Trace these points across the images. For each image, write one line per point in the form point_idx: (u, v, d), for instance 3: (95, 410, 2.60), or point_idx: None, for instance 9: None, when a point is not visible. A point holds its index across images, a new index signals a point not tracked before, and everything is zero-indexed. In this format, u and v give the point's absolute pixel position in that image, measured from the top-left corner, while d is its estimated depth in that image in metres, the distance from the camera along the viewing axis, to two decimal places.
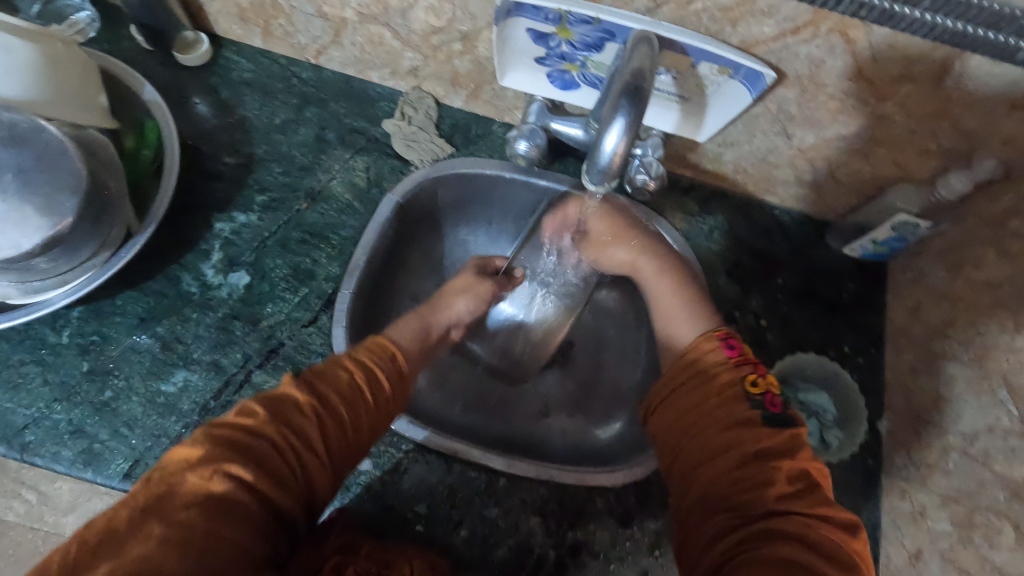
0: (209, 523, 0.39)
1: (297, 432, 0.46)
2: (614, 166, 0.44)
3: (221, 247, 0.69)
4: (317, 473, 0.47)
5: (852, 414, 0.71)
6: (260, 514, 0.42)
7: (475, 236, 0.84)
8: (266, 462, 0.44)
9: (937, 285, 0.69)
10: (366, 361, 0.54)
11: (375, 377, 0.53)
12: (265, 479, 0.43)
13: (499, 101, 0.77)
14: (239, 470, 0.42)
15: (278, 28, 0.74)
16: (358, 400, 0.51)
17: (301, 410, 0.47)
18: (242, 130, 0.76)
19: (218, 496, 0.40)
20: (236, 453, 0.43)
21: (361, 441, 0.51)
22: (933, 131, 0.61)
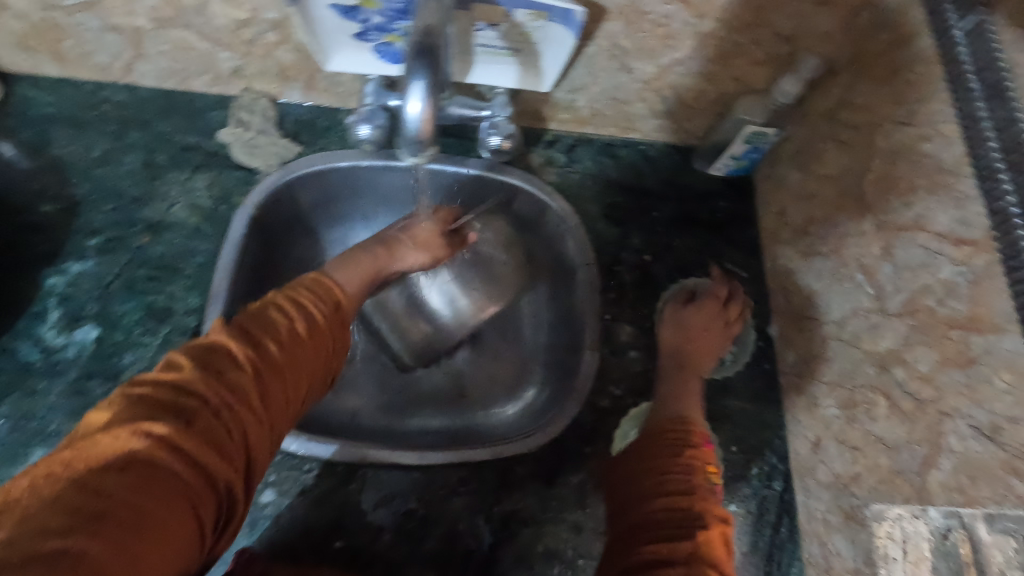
0: (131, 493, 0.33)
1: (231, 385, 0.40)
2: (427, 135, 0.41)
3: (58, 303, 0.62)
4: (256, 429, 0.40)
5: (738, 324, 0.74)
6: (192, 477, 0.36)
7: (350, 233, 0.80)
8: (199, 422, 0.37)
9: (794, 187, 0.72)
10: (305, 301, 0.47)
11: (316, 321, 0.47)
12: (196, 438, 0.37)
13: (337, 87, 0.73)
14: (166, 428, 0.36)
15: (70, 51, 0.67)
16: (299, 346, 0.44)
17: (236, 362, 0.41)
18: (57, 172, 0.68)
19: (142, 459, 0.34)
20: (160, 411, 0.37)
21: (300, 394, 0.44)
22: (755, 39, 0.63)
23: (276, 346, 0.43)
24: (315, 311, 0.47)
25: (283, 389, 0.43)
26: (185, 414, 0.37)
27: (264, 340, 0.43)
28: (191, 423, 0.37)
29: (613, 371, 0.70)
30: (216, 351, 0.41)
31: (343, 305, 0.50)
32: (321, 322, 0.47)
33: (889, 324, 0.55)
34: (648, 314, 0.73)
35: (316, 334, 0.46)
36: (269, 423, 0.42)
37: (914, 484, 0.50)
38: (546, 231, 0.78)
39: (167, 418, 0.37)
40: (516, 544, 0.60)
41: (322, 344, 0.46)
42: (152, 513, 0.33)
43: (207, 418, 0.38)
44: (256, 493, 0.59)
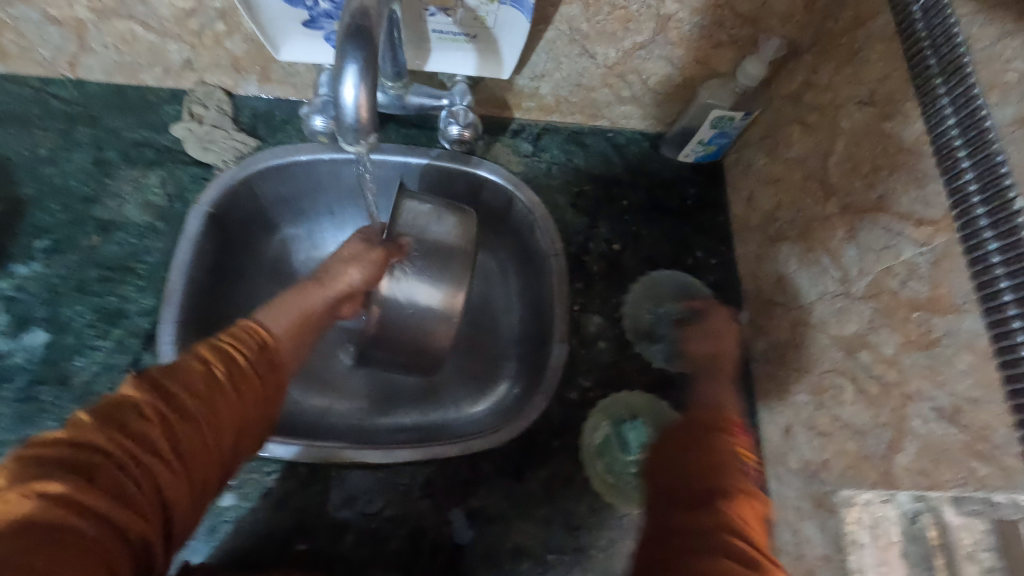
0: (31, 559, 0.28)
1: (138, 436, 0.35)
2: (365, 121, 0.39)
3: (5, 307, 0.60)
4: (175, 484, 0.36)
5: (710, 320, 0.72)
6: (108, 537, 0.31)
7: (315, 228, 0.78)
8: (106, 478, 0.33)
9: (763, 171, 0.71)
10: (230, 348, 0.43)
11: (245, 369, 0.42)
12: (105, 495, 0.32)
13: (293, 78, 0.71)
14: (64, 487, 0.31)
15: (11, 46, 0.64)
16: (220, 393, 0.40)
17: (144, 413, 0.36)
18: (1, 171, 0.66)
19: (40, 522, 0.30)
20: (59, 469, 0.32)
21: (224, 447, 0.40)
22: (717, 20, 0.61)
23: (192, 399, 0.38)
24: (244, 359, 0.43)
25: (202, 441, 0.38)
26: (86, 472, 0.33)
27: (179, 391, 0.38)
28: (95, 480, 0.33)
29: (583, 363, 0.68)
30: (122, 404, 0.36)
31: (275, 351, 0.46)
32: (249, 369, 0.43)
33: (854, 308, 0.54)
34: (618, 304, 0.72)
35: (242, 382, 0.42)
36: (191, 478, 0.37)
37: (880, 470, 0.50)
38: (514, 221, 0.76)
39: (66, 475, 0.32)
40: (484, 542, 0.59)
41: (247, 392, 0.42)
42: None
43: (115, 475, 0.33)
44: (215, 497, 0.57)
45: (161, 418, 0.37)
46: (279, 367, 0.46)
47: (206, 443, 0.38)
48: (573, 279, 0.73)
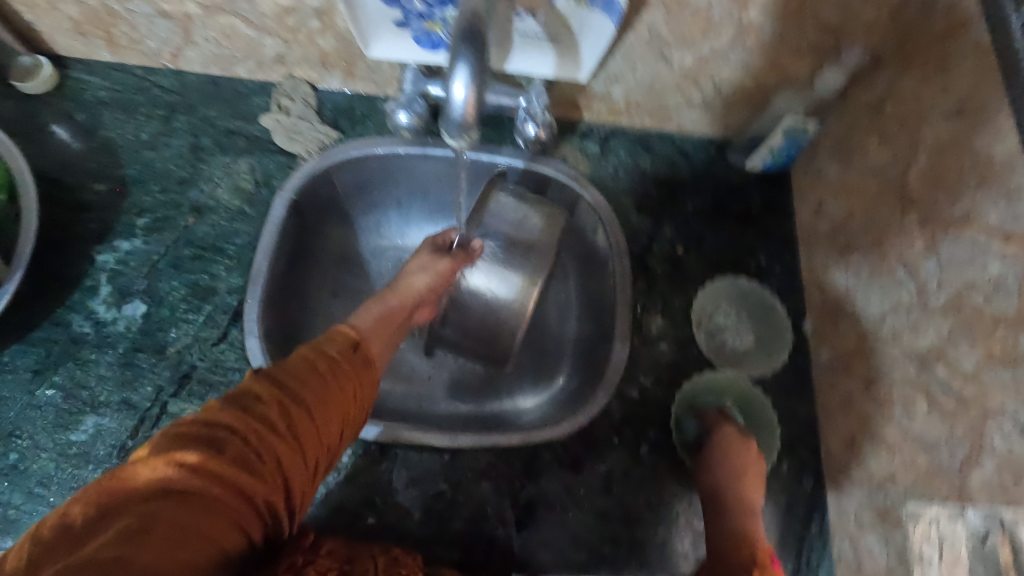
0: (178, 513, 0.34)
1: (257, 417, 0.40)
2: (470, 118, 0.41)
3: (109, 279, 0.65)
4: (290, 459, 0.41)
5: (777, 342, 0.72)
6: (234, 501, 0.36)
7: (383, 220, 0.81)
8: (229, 453, 0.38)
9: (833, 181, 0.71)
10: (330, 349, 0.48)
11: (343, 367, 0.47)
12: (233, 463, 0.38)
13: (376, 75, 0.74)
14: (197, 459, 0.36)
15: (122, 37, 0.69)
16: (324, 386, 0.44)
17: (261, 398, 0.42)
18: (108, 153, 0.71)
19: (180, 487, 0.35)
20: (193, 441, 0.37)
21: (331, 434, 0.44)
22: (800, 27, 0.62)
23: (302, 389, 0.43)
24: (341, 358, 0.47)
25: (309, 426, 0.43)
26: (212, 446, 0.38)
27: (290, 383, 0.43)
28: (222, 451, 0.38)
29: (643, 362, 0.69)
30: (242, 393, 0.42)
31: (366, 349, 0.50)
32: (347, 365, 0.47)
33: (930, 321, 0.54)
34: (680, 306, 0.73)
35: (338, 377, 0.46)
36: (304, 455, 0.42)
37: (953, 483, 0.49)
38: (578, 221, 0.78)
39: (198, 447, 0.37)
40: (542, 529, 0.61)
41: (348, 385, 0.46)
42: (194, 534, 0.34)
43: (235, 449, 0.38)
44: None
45: (275, 403, 0.42)
46: (371, 364, 0.50)
47: (315, 427, 0.43)
48: (635, 279, 0.74)
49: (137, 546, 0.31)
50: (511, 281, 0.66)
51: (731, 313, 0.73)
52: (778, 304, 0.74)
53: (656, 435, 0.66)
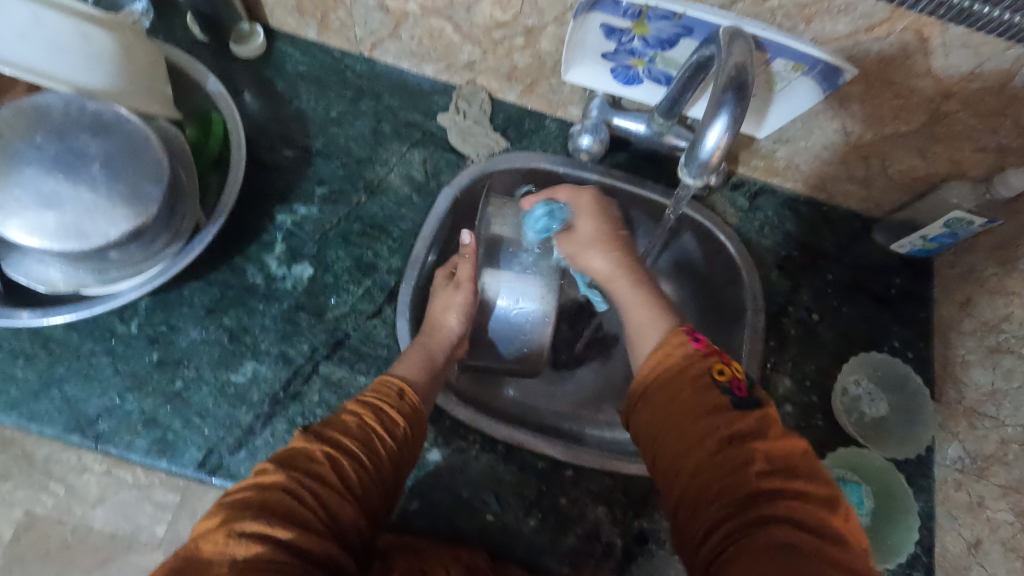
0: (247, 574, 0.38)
1: (311, 476, 0.45)
2: (715, 160, 0.45)
3: (284, 238, 0.69)
4: (344, 511, 0.46)
5: (919, 413, 0.71)
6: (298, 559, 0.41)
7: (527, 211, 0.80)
8: (289, 514, 0.42)
9: (988, 280, 0.70)
10: (376, 399, 0.53)
11: (390, 414, 0.52)
12: (293, 523, 0.42)
13: (554, 95, 0.77)
14: (258, 525, 0.41)
15: (336, 21, 0.75)
16: (372, 436, 0.50)
17: (312, 457, 0.46)
18: (298, 123, 0.76)
19: (245, 556, 0.39)
20: (254, 505, 0.42)
21: (386, 479, 0.50)
22: (995, 128, 0.62)
23: (352, 441, 0.48)
24: (388, 406, 0.53)
25: (363, 475, 0.48)
26: (270, 512, 0.42)
27: (339, 438, 0.48)
28: (284, 514, 0.42)
29: None
30: (293, 451, 0.46)
31: (412, 397, 0.55)
32: (393, 412, 0.53)
33: None
34: (808, 372, 0.73)
35: (385, 427, 0.51)
36: (357, 504, 0.47)
37: None
38: (714, 267, 0.79)
39: (260, 516, 0.42)
40: (649, 563, 0.61)
41: (397, 431, 0.52)
42: None
43: (293, 509, 0.43)
44: (425, 450, 0.63)
45: (327, 457, 0.46)
46: (417, 407, 0.55)
47: (367, 476, 0.48)
48: (767, 336, 0.74)
49: None
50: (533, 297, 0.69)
51: (862, 382, 0.73)
52: (917, 376, 0.72)
53: None
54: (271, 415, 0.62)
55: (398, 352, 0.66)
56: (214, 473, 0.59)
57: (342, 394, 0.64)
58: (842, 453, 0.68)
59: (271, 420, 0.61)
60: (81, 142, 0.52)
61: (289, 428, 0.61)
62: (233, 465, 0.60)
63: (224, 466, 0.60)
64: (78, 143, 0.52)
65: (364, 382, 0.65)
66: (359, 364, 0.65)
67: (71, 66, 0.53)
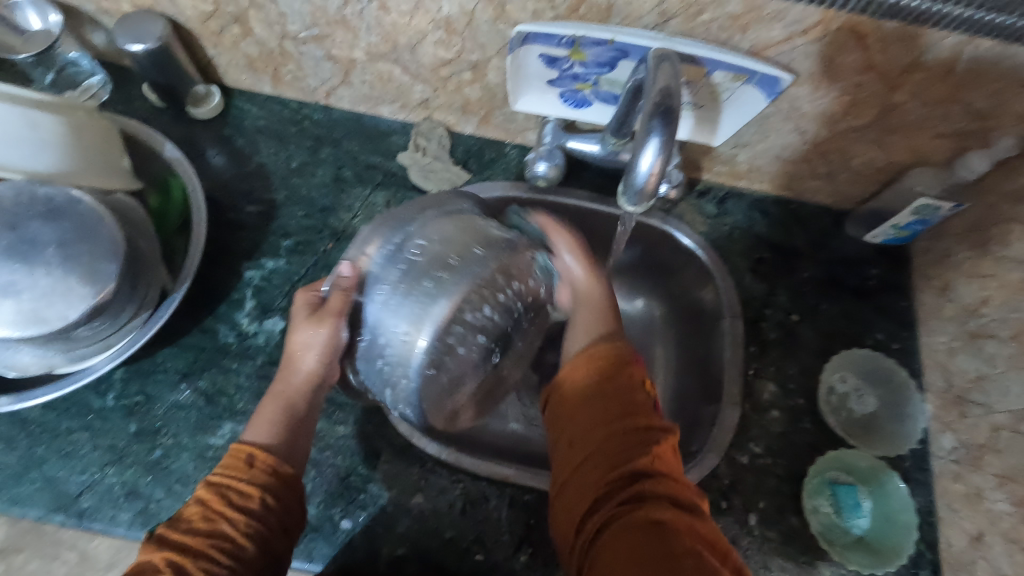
0: None
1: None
2: (651, 185, 0.46)
3: (254, 294, 0.70)
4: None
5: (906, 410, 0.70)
6: None
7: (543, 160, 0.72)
8: None
9: (963, 263, 0.69)
10: (220, 478, 0.48)
11: (240, 489, 0.48)
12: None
13: (510, 124, 0.77)
14: None
15: (288, 74, 0.76)
16: (221, 522, 0.45)
17: (158, 566, 0.42)
18: (261, 178, 0.76)
19: None
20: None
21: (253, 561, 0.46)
22: (948, 114, 0.62)
23: (196, 537, 0.45)
24: (239, 482, 0.48)
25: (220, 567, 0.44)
26: None
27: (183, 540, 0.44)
28: None
29: (754, 429, 0.69)
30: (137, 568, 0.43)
31: (265, 460, 0.50)
32: (244, 486, 0.48)
33: None
34: (792, 375, 0.72)
35: (239, 505, 0.47)
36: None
37: None
38: (688, 277, 0.79)
39: None
40: None
41: (255, 504, 0.47)
42: None
43: None
44: (407, 494, 0.63)
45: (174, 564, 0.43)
46: (275, 468, 0.50)
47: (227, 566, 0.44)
48: (747, 342, 0.73)
49: None
50: (417, 329, 0.45)
51: (848, 379, 0.72)
52: (903, 370, 0.72)
53: (767, 505, 0.65)
54: None
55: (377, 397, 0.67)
56: None
57: (322, 445, 0.64)
58: (833, 454, 0.67)
59: None
60: (33, 232, 0.54)
61: None
62: None
63: None
64: (31, 233, 0.54)
65: (343, 432, 0.65)
66: (337, 415, 0.66)
67: (23, 153, 0.54)
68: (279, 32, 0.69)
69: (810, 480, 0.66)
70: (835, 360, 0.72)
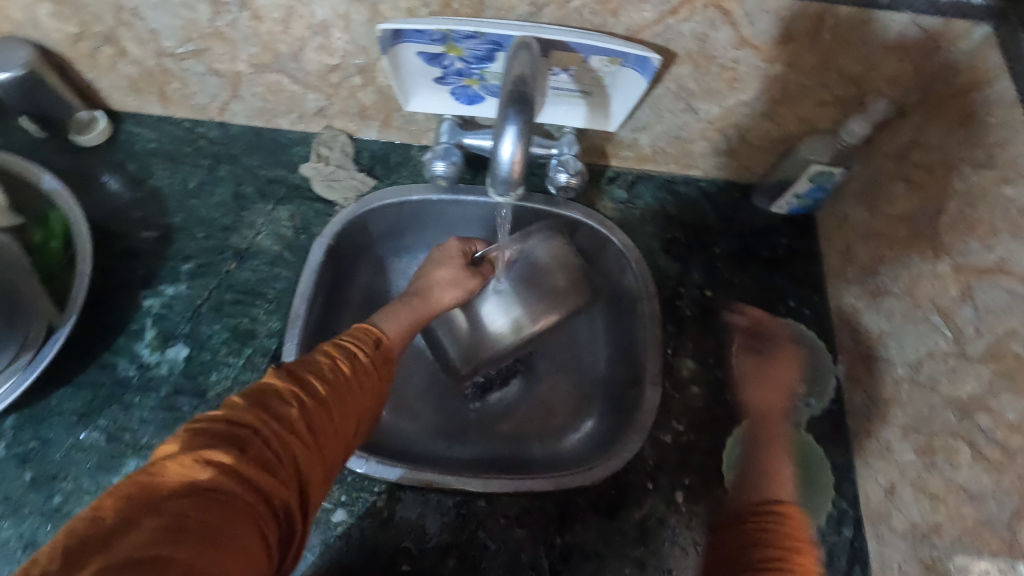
0: (204, 514, 0.35)
1: (282, 416, 0.42)
2: (516, 175, 0.44)
3: (154, 322, 0.67)
4: (311, 458, 0.42)
5: (819, 372, 0.71)
6: (253, 499, 0.37)
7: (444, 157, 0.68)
8: (251, 450, 0.39)
9: (860, 226, 0.71)
10: (353, 349, 0.50)
11: (363, 359, 0.50)
12: (258, 465, 0.39)
13: (411, 125, 0.76)
14: (223, 455, 0.38)
15: (174, 93, 0.73)
16: (347, 385, 0.47)
17: (283, 396, 0.43)
18: (155, 202, 0.74)
19: (203, 484, 0.36)
20: (219, 440, 0.38)
21: (348, 425, 0.46)
22: (824, 82, 0.64)
23: (327, 385, 0.46)
24: (363, 354, 0.50)
25: (326, 423, 0.44)
26: (236, 443, 0.39)
27: (315, 379, 0.46)
28: (247, 449, 0.39)
29: (675, 407, 0.70)
30: (267, 388, 0.43)
31: (385, 351, 0.53)
32: (367, 360, 0.50)
33: (968, 369, 0.54)
34: (710, 350, 0.73)
35: (361, 375, 0.49)
36: (323, 453, 0.44)
37: (1003, 537, 0.49)
38: (603, 263, 0.79)
39: (222, 446, 0.38)
40: None
41: (365, 375, 0.49)
42: (217, 528, 0.34)
43: (259, 449, 0.40)
44: (328, 512, 0.61)
45: (300, 402, 0.43)
46: (388, 361, 0.53)
47: (334, 418, 0.45)
48: (664, 322, 0.74)
49: (176, 538, 0.33)
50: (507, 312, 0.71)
51: None
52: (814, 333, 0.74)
53: (691, 481, 0.65)
54: None
55: None
56: None
57: None
58: None
59: None
60: None
61: None
62: None
63: None
64: None
65: None
66: None
67: None
68: (155, 49, 0.66)
69: (730, 453, 0.67)
70: (745, 330, 0.74)
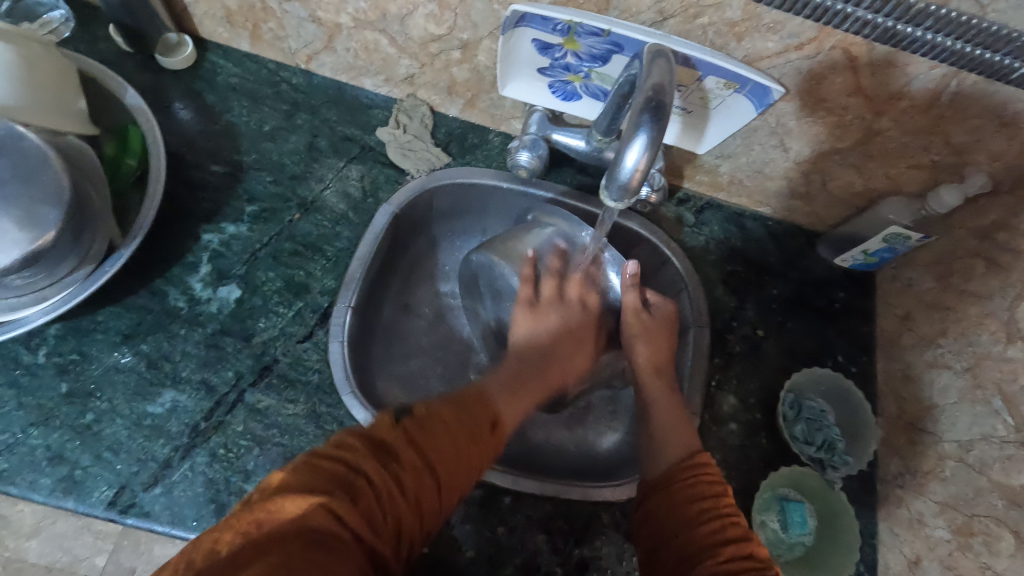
0: (314, 554, 0.35)
1: (395, 473, 0.42)
2: (635, 182, 0.44)
3: (210, 259, 0.66)
4: (410, 515, 0.42)
5: (863, 430, 0.69)
6: (359, 552, 0.37)
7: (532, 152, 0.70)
8: (364, 503, 0.40)
9: (926, 295, 0.71)
10: (470, 397, 0.50)
11: (484, 412, 0.50)
12: (360, 517, 0.39)
13: (496, 110, 0.75)
14: (339, 504, 0.38)
15: (267, 32, 0.72)
16: (465, 439, 0.47)
17: (401, 448, 0.44)
18: (228, 138, 0.73)
19: (318, 528, 0.36)
20: (334, 484, 0.39)
21: (462, 481, 0.46)
22: (927, 145, 0.63)
23: (446, 434, 0.46)
24: (482, 405, 0.50)
25: (440, 479, 0.44)
26: (350, 494, 0.39)
27: (430, 430, 0.45)
28: (359, 501, 0.39)
29: (710, 439, 0.69)
30: (380, 440, 0.44)
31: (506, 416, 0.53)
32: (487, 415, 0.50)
33: None
34: (753, 390, 0.72)
35: (485, 432, 0.49)
36: (426, 509, 0.43)
37: None
38: (656, 283, 0.78)
39: (339, 493, 0.39)
40: None
41: (488, 434, 0.49)
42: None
43: (370, 503, 0.40)
44: None
45: (414, 455, 0.44)
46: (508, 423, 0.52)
47: (449, 473, 0.45)
48: (711, 353, 0.74)
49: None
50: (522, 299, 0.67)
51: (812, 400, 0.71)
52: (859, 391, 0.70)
53: None
54: (191, 447, 0.58)
55: (330, 377, 0.63)
56: (126, 511, 0.56)
57: (268, 423, 0.60)
58: (786, 471, 0.67)
59: (190, 453, 0.58)
60: None
61: (209, 462, 0.58)
62: (148, 503, 0.56)
63: (138, 504, 0.56)
64: None
65: (293, 411, 0.62)
66: (287, 393, 0.62)
67: None
68: None
69: (761, 495, 0.66)
70: (793, 377, 0.71)
